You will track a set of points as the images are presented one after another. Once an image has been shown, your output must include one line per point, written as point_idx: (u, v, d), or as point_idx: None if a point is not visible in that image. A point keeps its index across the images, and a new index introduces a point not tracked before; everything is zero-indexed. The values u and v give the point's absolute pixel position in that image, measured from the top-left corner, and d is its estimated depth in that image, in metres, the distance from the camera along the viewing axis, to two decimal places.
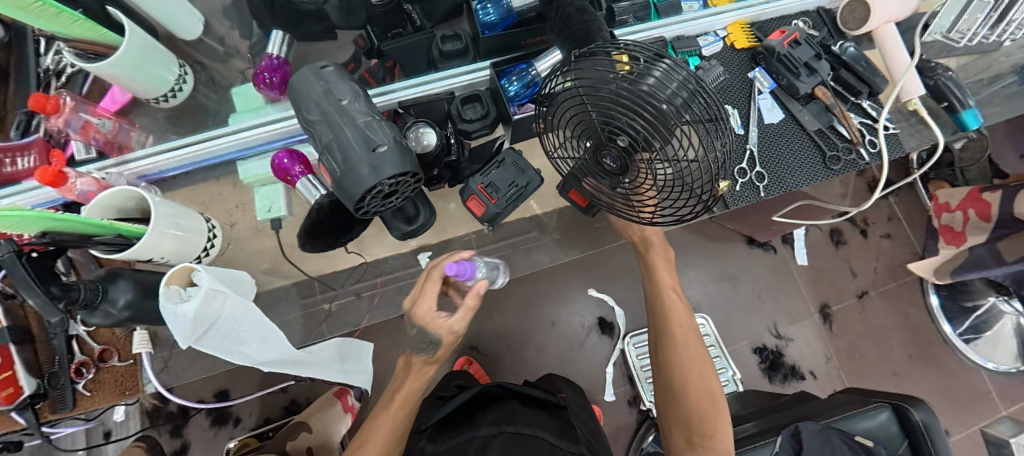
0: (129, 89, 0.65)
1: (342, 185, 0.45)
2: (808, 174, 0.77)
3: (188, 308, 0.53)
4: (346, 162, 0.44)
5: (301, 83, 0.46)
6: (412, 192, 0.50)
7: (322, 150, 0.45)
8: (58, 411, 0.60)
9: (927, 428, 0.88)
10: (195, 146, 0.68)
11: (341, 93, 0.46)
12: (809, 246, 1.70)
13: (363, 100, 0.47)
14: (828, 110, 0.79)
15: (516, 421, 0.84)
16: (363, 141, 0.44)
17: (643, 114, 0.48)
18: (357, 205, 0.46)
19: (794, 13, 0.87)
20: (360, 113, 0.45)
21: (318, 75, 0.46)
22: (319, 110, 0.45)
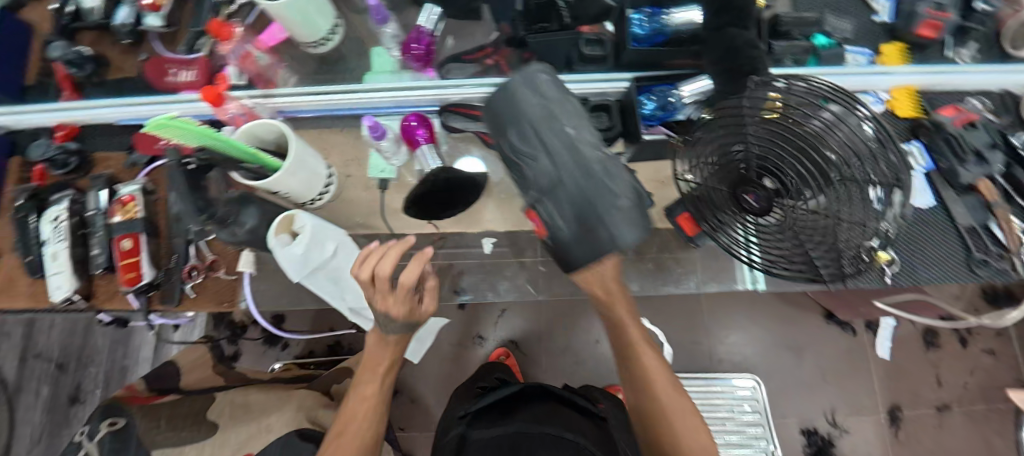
0: (289, 30, 0.70)
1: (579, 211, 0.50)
2: (945, 273, 0.68)
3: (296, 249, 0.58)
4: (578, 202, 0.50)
5: (516, 96, 0.50)
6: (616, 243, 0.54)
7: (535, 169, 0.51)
8: (165, 304, 0.66)
9: None
10: (334, 95, 0.71)
11: (552, 121, 0.50)
12: (894, 339, 1.55)
13: (590, 128, 0.51)
14: (988, 207, 0.69)
15: (553, 422, 0.76)
16: (569, 179, 0.49)
17: (811, 158, 0.49)
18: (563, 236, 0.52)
19: (975, 90, 0.76)
20: (585, 149, 0.50)
21: (535, 79, 0.50)
22: (540, 142, 0.50)
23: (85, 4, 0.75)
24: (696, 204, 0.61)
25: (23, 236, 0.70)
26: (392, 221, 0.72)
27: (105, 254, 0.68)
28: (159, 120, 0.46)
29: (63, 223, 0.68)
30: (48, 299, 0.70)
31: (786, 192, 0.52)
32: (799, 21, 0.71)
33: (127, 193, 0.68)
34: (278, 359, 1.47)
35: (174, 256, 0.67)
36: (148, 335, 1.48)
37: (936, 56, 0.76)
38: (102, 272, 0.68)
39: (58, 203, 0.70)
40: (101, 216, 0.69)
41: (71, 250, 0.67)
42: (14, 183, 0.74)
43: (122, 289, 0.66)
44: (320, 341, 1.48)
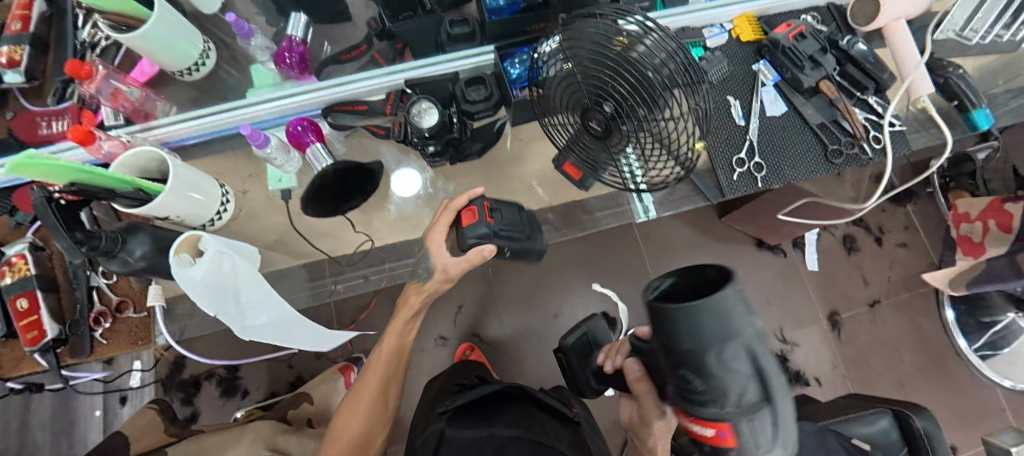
0: (156, 61, 0.69)
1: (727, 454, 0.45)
2: (807, 167, 0.77)
3: (196, 273, 0.57)
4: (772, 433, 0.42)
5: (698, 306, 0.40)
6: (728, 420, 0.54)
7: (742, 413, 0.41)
8: (76, 355, 0.66)
9: (927, 435, 0.98)
10: (215, 117, 0.71)
11: (748, 329, 0.40)
12: (820, 251, 1.68)
13: None
14: (832, 104, 0.78)
15: (536, 428, 0.81)
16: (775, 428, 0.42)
17: (628, 77, 0.51)
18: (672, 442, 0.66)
19: (804, 9, 0.86)
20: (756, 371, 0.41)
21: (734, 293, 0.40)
22: (732, 368, 0.40)
23: None
24: (576, 151, 0.66)
25: None
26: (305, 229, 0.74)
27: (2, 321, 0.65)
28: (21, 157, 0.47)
29: None
30: None
31: (621, 115, 0.54)
32: None
33: (13, 254, 0.66)
34: (240, 407, 1.43)
35: (77, 306, 0.65)
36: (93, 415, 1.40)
37: None
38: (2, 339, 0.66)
39: None
40: None
41: None
42: None
43: (27, 350, 0.65)
44: (281, 378, 1.47)
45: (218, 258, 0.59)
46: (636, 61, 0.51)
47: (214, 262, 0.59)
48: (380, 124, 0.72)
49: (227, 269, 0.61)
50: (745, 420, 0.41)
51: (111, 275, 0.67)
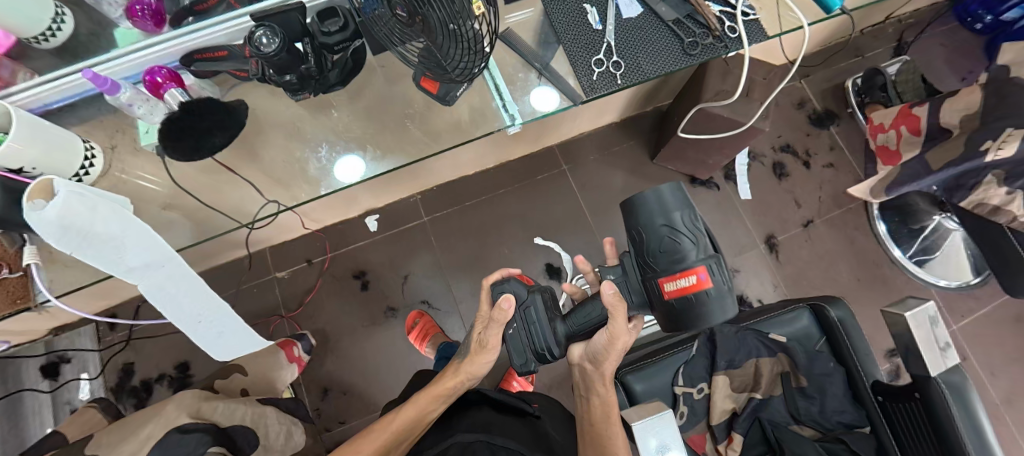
0: (8, 29, 0.70)
1: (695, 302, 0.54)
2: (666, 60, 0.80)
3: (48, 213, 0.57)
4: (725, 277, 0.56)
5: (647, 202, 0.59)
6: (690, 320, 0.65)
7: (705, 258, 0.55)
8: None
9: (842, 323, 0.94)
10: (74, 76, 0.73)
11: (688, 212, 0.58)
12: (751, 180, 1.73)
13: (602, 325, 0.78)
14: (685, 1, 0.82)
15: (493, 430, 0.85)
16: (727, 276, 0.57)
17: None
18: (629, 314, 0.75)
19: None
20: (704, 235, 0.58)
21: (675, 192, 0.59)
22: (692, 228, 0.56)
23: None
24: (429, 61, 0.67)
25: None
26: (199, 192, 0.81)
27: None
28: None
29: None
30: None
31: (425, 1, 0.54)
32: None
33: None
34: None
35: None
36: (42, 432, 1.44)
37: None
38: None
39: None
40: None
41: None
42: None
43: None
44: None
45: (74, 201, 0.60)
46: None
47: (69, 205, 0.59)
48: (241, 66, 0.73)
49: (88, 213, 0.61)
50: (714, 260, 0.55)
51: None
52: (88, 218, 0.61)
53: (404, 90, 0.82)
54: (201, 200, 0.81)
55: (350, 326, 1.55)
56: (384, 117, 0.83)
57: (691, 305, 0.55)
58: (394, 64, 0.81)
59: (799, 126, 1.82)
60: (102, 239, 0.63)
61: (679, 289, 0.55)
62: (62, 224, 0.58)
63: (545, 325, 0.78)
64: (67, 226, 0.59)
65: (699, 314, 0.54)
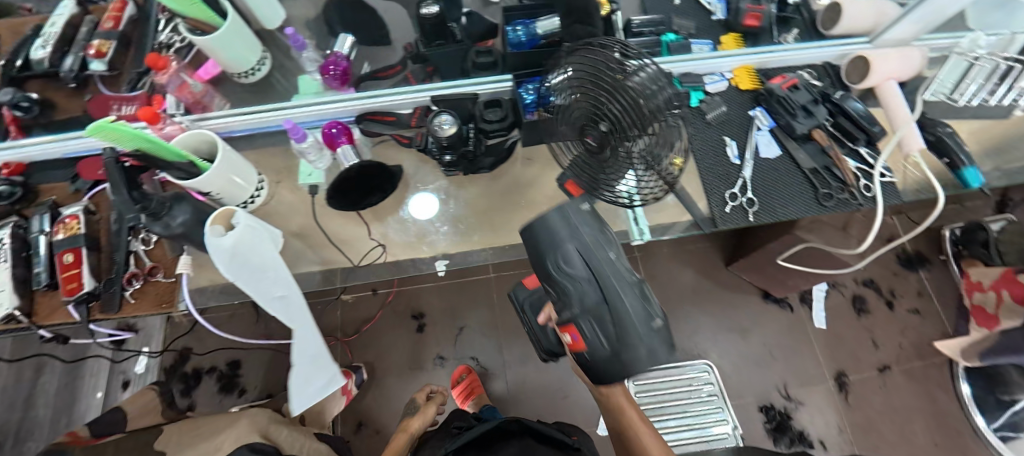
0: (221, 63, 0.80)
1: (592, 352, 0.59)
2: (798, 206, 0.81)
3: (225, 242, 0.63)
4: (620, 334, 0.57)
5: (550, 231, 0.58)
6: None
7: (586, 314, 0.58)
8: (107, 310, 0.71)
9: None
10: (263, 114, 0.82)
11: (609, 249, 0.58)
12: (828, 310, 1.67)
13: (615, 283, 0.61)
14: (824, 151, 0.84)
15: None
16: (650, 318, 0.57)
17: (622, 100, 0.58)
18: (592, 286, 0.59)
19: (802, 65, 0.93)
20: (627, 270, 0.59)
21: (582, 217, 0.59)
22: (591, 269, 0.57)
23: (34, 56, 0.84)
24: (583, 174, 0.71)
25: None
26: (332, 233, 0.80)
27: (46, 270, 0.73)
28: (98, 123, 0.56)
29: (5, 245, 0.74)
30: None
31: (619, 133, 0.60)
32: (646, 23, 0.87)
33: (69, 213, 0.75)
34: (235, 405, 1.50)
35: (114, 266, 0.73)
36: (96, 397, 1.54)
37: (768, 41, 0.94)
38: (44, 288, 0.73)
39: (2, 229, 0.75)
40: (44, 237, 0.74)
41: (13, 270, 0.72)
42: None
43: (64, 300, 0.72)
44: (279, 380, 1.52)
45: (246, 232, 0.66)
46: (630, 87, 0.57)
47: (242, 236, 0.65)
48: (406, 133, 0.79)
49: (253, 243, 0.67)
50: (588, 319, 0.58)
51: (149, 242, 0.75)
52: (251, 252, 0.67)
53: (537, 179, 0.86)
54: (330, 240, 0.80)
55: (398, 364, 1.57)
56: (511, 195, 0.83)
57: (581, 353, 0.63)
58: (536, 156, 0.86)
59: (886, 263, 1.76)
60: (261, 262, 0.68)
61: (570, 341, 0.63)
62: (232, 251, 0.64)
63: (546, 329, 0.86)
64: (236, 253, 0.65)
65: (615, 365, 0.58)
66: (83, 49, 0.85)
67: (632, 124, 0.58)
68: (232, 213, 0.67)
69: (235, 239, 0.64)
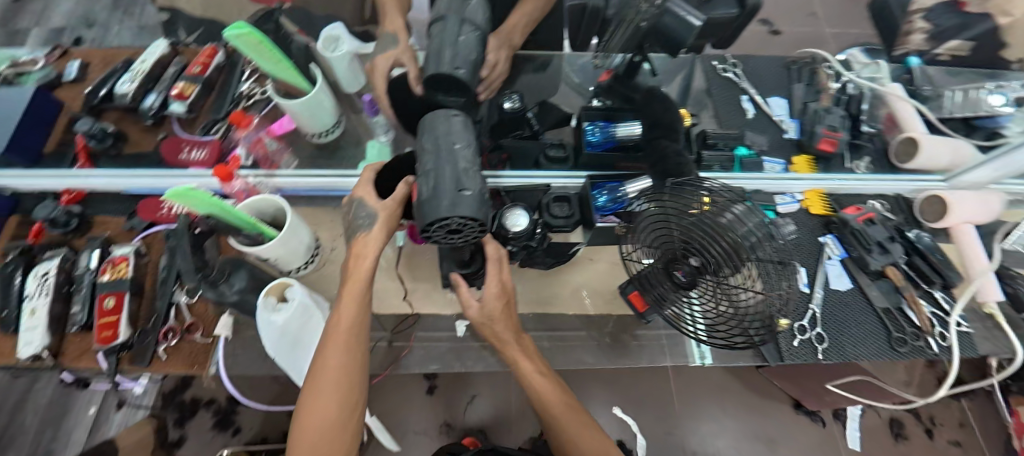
0: (299, 123, 0.80)
1: (419, 210, 0.51)
2: (870, 350, 0.77)
3: (277, 318, 0.60)
4: (436, 183, 0.50)
5: (434, 123, 0.55)
6: (474, 238, 0.55)
7: (421, 175, 0.52)
8: (136, 364, 0.68)
9: None
10: (331, 179, 0.83)
11: (455, 138, 0.54)
12: (864, 430, 1.55)
13: (472, 183, 0.51)
14: (898, 291, 0.80)
15: None
16: (454, 181, 0.50)
17: (722, 243, 0.53)
18: (435, 145, 0.53)
19: (873, 194, 0.91)
20: (465, 159, 0.52)
21: (450, 117, 0.56)
22: (437, 142, 0.53)
23: (119, 90, 0.85)
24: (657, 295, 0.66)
25: (6, 289, 0.73)
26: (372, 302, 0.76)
27: (85, 311, 0.70)
28: (183, 188, 0.53)
29: (50, 278, 0.72)
30: (13, 354, 0.71)
31: (708, 269, 0.56)
32: (722, 136, 0.84)
33: (120, 254, 0.73)
34: (226, 446, 1.41)
35: (154, 317, 0.70)
36: (86, 414, 1.47)
37: (839, 166, 0.93)
38: (78, 329, 0.70)
39: (50, 260, 0.74)
40: (90, 275, 0.73)
41: (51, 306, 0.70)
42: (9, 240, 0.80)
43: (95, 347, 0.68)
44: (276, 426, 1.44)
45: (300, 308, 0.63)
46: (727, 228, 0.53)
47: (294, 313, 0.62)
48: None
49: (303, 318, 0.64)
50: (422, 173, 0.52)
51: (192, 294, 0.73)
52: (297, 325, 0.64)
53: (591, 276, 0.84)
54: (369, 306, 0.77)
55: None
56: (564, 291, 0.82)
57: (418, 210, 0.51)
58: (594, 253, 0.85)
59: None
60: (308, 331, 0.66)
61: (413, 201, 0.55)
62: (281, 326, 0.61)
63: (433, 173, 0.51)
64: (284, 327, 0.62)
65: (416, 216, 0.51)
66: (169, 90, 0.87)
67: (729, 268, 0.53)
68: (287, 284, 0.64)
69: (287, 318, 0.61)
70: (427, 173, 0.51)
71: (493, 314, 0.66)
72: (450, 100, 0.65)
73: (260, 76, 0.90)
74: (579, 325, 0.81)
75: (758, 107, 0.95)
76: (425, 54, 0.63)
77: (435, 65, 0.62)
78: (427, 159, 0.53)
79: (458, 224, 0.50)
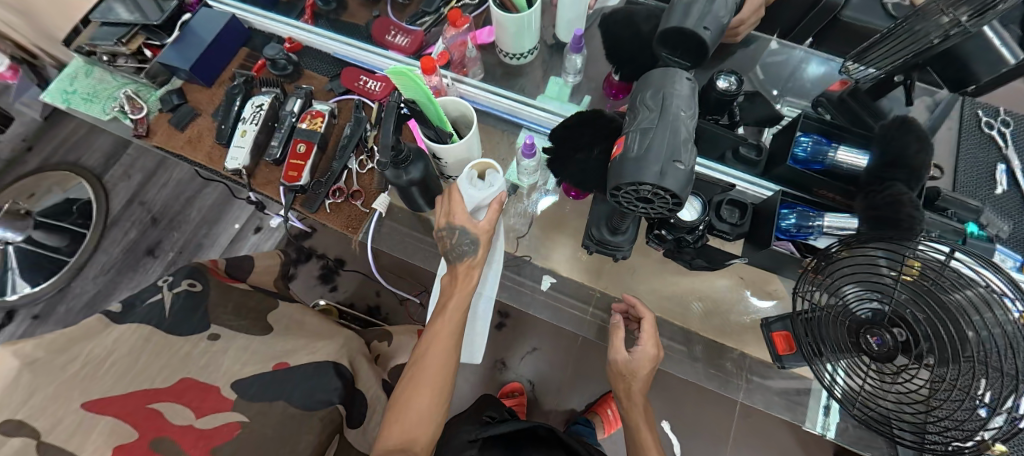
0: (501, 39, 0.81)
1: (619, 167, 0.50)
2: None
3: (477, 190, 0.67)
4: (650, 145, 0.48)
5: (664, 81, 0.52)
6: (657, 213, 0.53)
7: (633, 131, 0.50)
8: (307, 209, 0.77)
9: None
10: (509, 102, 0.83)
11: (682, 104, 0.50)
12: None
13: (685, 157, 0.48)
14: None
15: None
16: (670, 149, 0.47)
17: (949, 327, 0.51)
18: (658, 104, 0.50)
19: None
20: (686, 129, 0.49)
21: (682, 81, 0.52)
22: (661, 103, 0.50)
23: None
24: (808, 345, 0.59)
25: (228, 107, 0.85)
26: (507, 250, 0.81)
27: (280, 148, 0.80)
28: (405, 69, 0.57)
29: (262, 110, 0.81)
30: (220, 163, 0.84)
31: (913, 347, 0.52)
32: (958, 201, 0.68)
33: (319, 109, 0.81)
34: (322, 298, 1.63)
35: (330, 174, 0.78)
36: (233, 228, 1.77)
37: None
38: (271, 161, 0.80)
39: (266, 94, 0.84)
40: (291, 118, 0.82)
41: (258, 134, 0.80)
42: (237, 67, 0.92)
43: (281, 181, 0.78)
44: (364, 298, 1.63)
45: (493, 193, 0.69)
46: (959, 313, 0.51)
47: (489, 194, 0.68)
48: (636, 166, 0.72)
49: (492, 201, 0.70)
50: (637, 128, 0.50)
51: (363, 167, 0.80)
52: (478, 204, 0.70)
53: (722, 294, 0.78)
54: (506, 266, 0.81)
55: None
56: (688, 298, 0.78)
57: (616, 167, 0.50)
58: (730, 270, 0.78)
59: None
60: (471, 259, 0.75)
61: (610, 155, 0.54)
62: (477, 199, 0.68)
63: (648, 134, 0.48)
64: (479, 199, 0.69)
65: (614, 173, 0.49)
66: None
67: (950, 352, 0.50)
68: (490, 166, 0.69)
69: (483, 193, 0.67)
70: (643, 132, 0.49)
71: (636, 371, 0.70)
72: (673, 57, 0.61)
73: None
74: (688, 336, 0.78)
75: (1013, 184, 0.78)
76: (672, 5, 0.59)
77: (680, 18, 0.58)
78: (646, 117, 0.50)
79: (651, 194, 0.49)
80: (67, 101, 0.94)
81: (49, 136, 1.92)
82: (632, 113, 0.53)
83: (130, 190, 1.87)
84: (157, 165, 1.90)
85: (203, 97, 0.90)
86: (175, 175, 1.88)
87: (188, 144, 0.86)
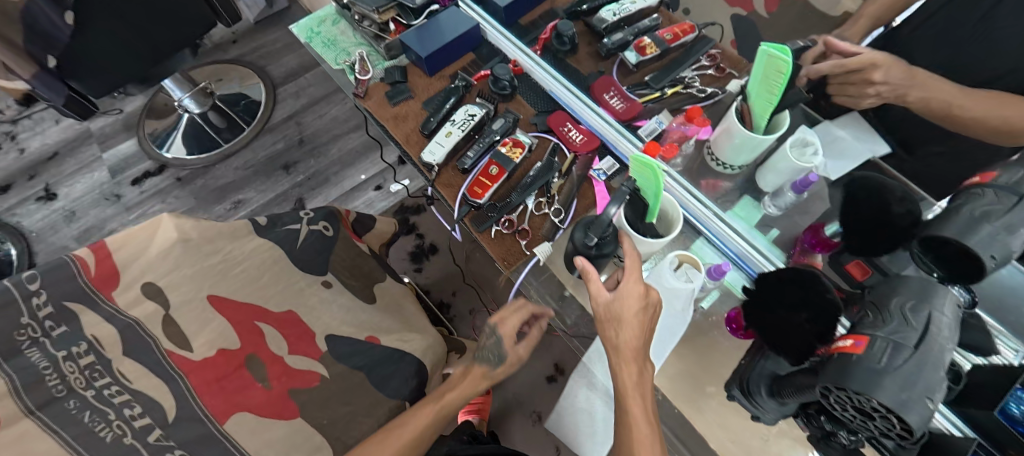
0: (720, 145, 0.79)
1: (852, 367, 0.46)
2: None
3: (667, 283, 0.67)
4: (902, 366, 0.44)
5: (931, 301, 0.48)
6: (860, 424, 0.48)
7: (880, 340, 0.47)
8: (476, 227, 0.80)
9: None
10: (700, 208, 0.80)
11: (947, 337, 0.46)
12: None
13: (934, 399, 0.44)
14: None
15: None
16: (924, 383, 0.43)
17: None
18: (918, 327, 0.47)
19: None
20: (944, 366, 0.45)
21: (950, 309, 0.48)
22: (924, 324, 0.47)
23: (602, 15, 0.94)
24: None
25: (442, 103, 0.91)
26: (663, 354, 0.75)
27: (473, 160, 0.84)
28: (652, 162, 0.56)
29: (473, 120, 0.86)
30: (414, 148, 0.89)
31: None
32: None
33: (521, 139, 0.84)
34: (406, 275, 1.71)
35: (508, 203, 0.80)
36: (359, 177, 1.91)
37: None
38: (460, 168, 0.84)
39: (479, 106, 0.89)
40: (493, 137, 0.86)
41: (460, 140, 0.85)
42: (459, 67, 0.98)
43: (463, 192, 0.82)
44: (440, 291, 1.69)
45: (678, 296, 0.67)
46: None
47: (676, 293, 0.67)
48: None
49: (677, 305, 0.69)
50: (891, 341, 0.46)
51: (538, 209, 0.81)
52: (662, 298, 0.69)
53: None
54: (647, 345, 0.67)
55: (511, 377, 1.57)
56: None
57: (845, 366, 0.47)
58: None
59: None
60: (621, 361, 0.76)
61: (833, 344, 0.50)
62: (666, 289, 0.68)
63: (904, 356, 0.45)
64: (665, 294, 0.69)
65: (844, 373, 0.46)
66: (632, 36, 0.93)
67: None
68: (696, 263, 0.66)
69: (674, 285, 0.66)
70: (897, 347, 0.45)
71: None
72: (925, 259, 0.57)
73: (705, 79, 0.91)
74: None
75: None
76: (958, 213, 0.53)
77: (966, 230, 0.52)
78: (903, 332, 0.46)
79: (877, 413, 0.45)
80: (310, 39, 1.05)
81: (255, 38, 2.20)
82: (881, 318, 0.49)
83: (293, 108, 2.07)
84: (323, 96, 2.08)
85: (421, 84, 0.96)
86: (332, 111, 2.06)
87: (394, 119, 0.92)
